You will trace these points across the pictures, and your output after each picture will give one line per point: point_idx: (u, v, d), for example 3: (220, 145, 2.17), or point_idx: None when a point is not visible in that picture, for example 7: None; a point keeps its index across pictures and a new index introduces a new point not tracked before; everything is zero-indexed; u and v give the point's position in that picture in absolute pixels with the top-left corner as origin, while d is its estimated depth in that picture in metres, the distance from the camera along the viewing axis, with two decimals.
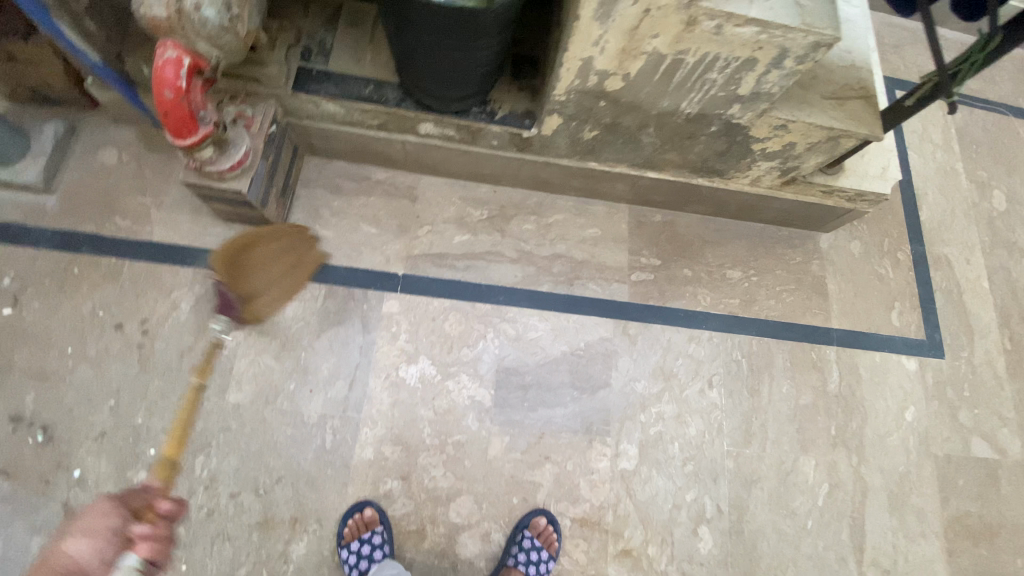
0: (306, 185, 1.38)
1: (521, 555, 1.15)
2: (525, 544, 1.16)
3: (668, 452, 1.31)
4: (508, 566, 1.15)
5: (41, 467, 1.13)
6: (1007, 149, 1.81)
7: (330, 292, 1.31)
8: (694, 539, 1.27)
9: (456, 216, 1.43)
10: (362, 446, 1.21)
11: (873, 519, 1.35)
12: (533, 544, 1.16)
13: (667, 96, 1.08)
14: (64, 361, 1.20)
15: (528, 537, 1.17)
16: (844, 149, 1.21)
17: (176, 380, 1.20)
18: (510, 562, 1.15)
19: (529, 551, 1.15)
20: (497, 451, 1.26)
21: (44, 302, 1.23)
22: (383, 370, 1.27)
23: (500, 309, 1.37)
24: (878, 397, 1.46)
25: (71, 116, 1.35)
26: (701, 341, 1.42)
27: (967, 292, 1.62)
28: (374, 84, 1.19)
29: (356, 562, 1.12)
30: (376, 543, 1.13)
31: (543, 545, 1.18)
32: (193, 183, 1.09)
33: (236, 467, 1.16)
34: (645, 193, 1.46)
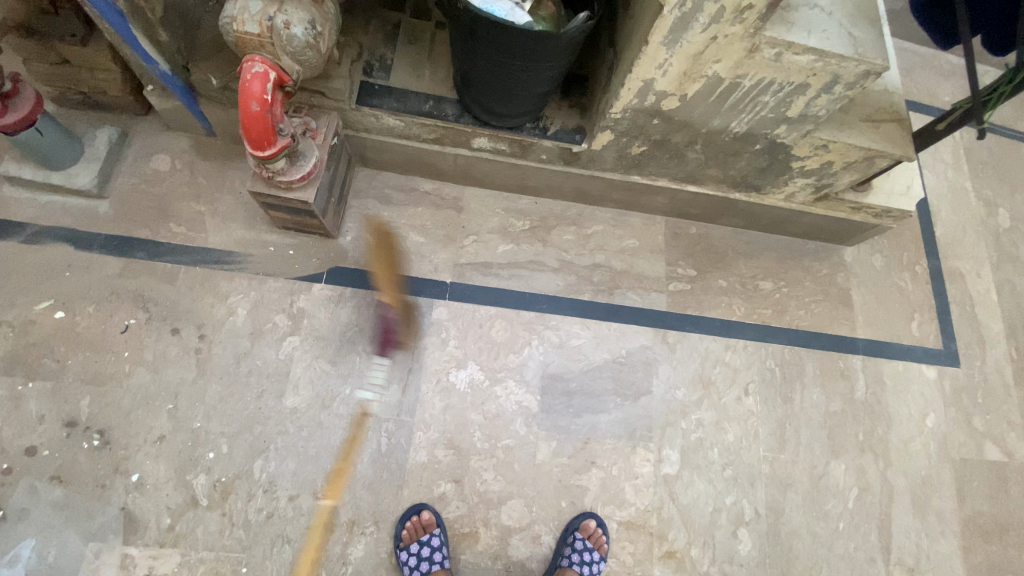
0: (357, 195, 1.41)
1: (575, 555, 1.17)
2: (577, 545, 1.19)
3: (708, 457, 1.36)
4: (563, 567, 1.17)
5: (98, 471, 1.12)
6: (1013, 169, 1.91)
7: (382, 299, 1.34)
8: (734, 541, 1.31)
9: (500, 226, 1.47)
10: (416, 450, 1.24)
11: (900, 522, 1.41)
12: (585, 546, 1.19)
13: (718, 115, 1.14)
14: (120, 365, 1.19)
15: (580, 538, 1.20)
16: (878, 169, 1.28)
17: (233, 385, 1.22)
18: (563, 563, 1.17)
19: (582, 552, 1.18)
20: (545, 455, 1.29)
21: (98, 305, 1.23)
22: (434, 376, 1.30)
23: (544, 317, 1.41)
24: (902, 404, 1.52)
25: (125, 123, 1.37)
26: (736, 349, 1.47)
27: (980, 304, 1.70)
28: (433, 100, 1.23)
29: (416, 564, 1.13)
30: (435, 545, 1.14)
31: (594, 547, 1.21)
32: (260, 192, 1.12)
33: (294, 470, 1.18)
34: (682, 206, 1.51)
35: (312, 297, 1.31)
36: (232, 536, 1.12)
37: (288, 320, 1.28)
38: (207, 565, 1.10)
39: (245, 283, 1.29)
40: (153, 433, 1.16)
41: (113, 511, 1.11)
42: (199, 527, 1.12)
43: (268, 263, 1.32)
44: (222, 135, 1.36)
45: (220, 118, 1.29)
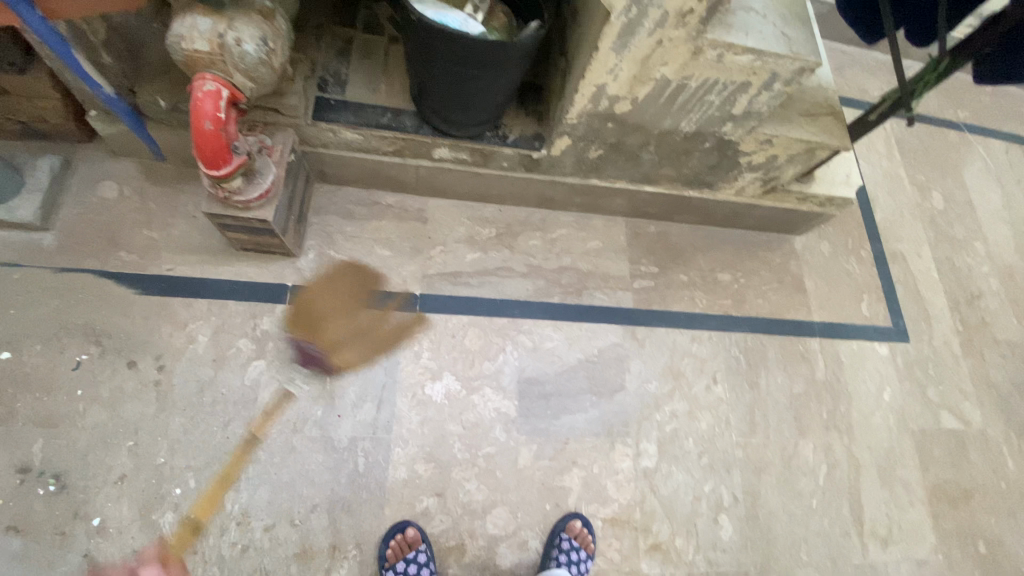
0: (318, 212, 1.39)
1: (562, 556, 1.17)
2: (564, 545, 1.19)
3: (685, 447, 1.39)
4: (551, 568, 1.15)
5: (54, 519, 1.05)
6: (937, 156, 2.07)
7: (351, 315, 1.32)
8: (716, 528, 1.33)
9: (466, 235, 1.48)
10: (396, 467, 1.21)
11: (868, 494, 1.48)
12: (571, 545, 1.19)
13: (669, 116, 1.19)
14: (73, 404, 1.13)
15: (566, 539, 1.20)
16: (819, 159, 1.36)
17: (198, 415, 1.16)
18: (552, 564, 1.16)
19: (569, 551, 1.18)
20: (526, 459, 1.29)
21: (46, 343, 1.16)
22: (409, 390, 1.29)
23: (516, 322, 1.43)
24: (859, 381, 1.61)
25: (67, 151, 1.31)
26: (703, 340, 1.53)
27: (921, 281, 1.82)
28: (391, 112, 1.23)
29: None
30: (422, 561, 1.13)
31: (581, 546, 1.21)
32: (216, 214, 1.09)
33: (268, 499, 1.13)
34: (642, 206, 1.56)
35: (277, 319, 1.28)
36: (206, 574, 1.06)
37: (253, 343, 1.24)
38: None
39: (205, 309, 1.25)
40: (114, 474, 1.09)
41: (74, 561, 1.03)
42: (169, 568, 1.06)
43: (229, 287, 1.28)
44: (173, 159, 1.32)
45: (170, 141, 1.25)
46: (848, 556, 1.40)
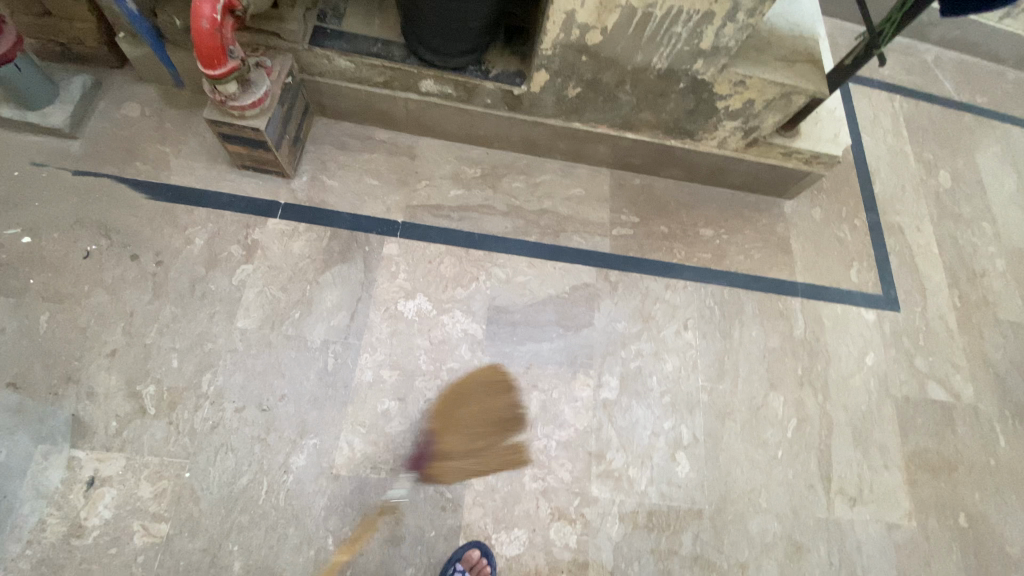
0: (315, 141, 1.51)
1: None
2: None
3: (647, 385, 1.42)
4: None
5: (51, 380, 1.17)
6: (948, 136, 2.03)
7: (335, 234, 1.42)
8: (672, 463, 1.34)
9: (452, 173, 1.56)
10: (362, 369, 1.29)
11: (839, 452, 1.44)
12: None
13: (640, 50, 1.23)
14: (80, 286, 1.26)
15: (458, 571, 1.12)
16: (797, 107, 1.37)
17: (188, 306, 1.28)
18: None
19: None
20: (488, 378, 1.35)
21: (63, 233, 1.30)
22: (383, 304, 1.37)
23: (493, 256, 1.49)
24: (841, 343, 1.58)
25: (99, 74, 1.47)
26: (677, 289, 1.54)
27: (919, 254, 1.78)
28: (382, 43, 1.33)
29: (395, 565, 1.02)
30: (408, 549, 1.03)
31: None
32: (215, 119, 1.21)
33: (242, 384, 1.22)
34: (625, 156, 1.60)
35: (267, 231, 1.38)
36: (177, 443, 1.16)
37: (243, 250, 1.35)
38: (151, 468, 1.13)
39: (204, 216, 1.37)
40: (108, 347, 1.21)
41: (64, 417, 1.15)
42: (145, 433, 1.16)
43: (227, 199, 1.40)
44: (190, 86, 1.47)
45: (185, 64, 1.39)
46: (812, 509, 1.37)
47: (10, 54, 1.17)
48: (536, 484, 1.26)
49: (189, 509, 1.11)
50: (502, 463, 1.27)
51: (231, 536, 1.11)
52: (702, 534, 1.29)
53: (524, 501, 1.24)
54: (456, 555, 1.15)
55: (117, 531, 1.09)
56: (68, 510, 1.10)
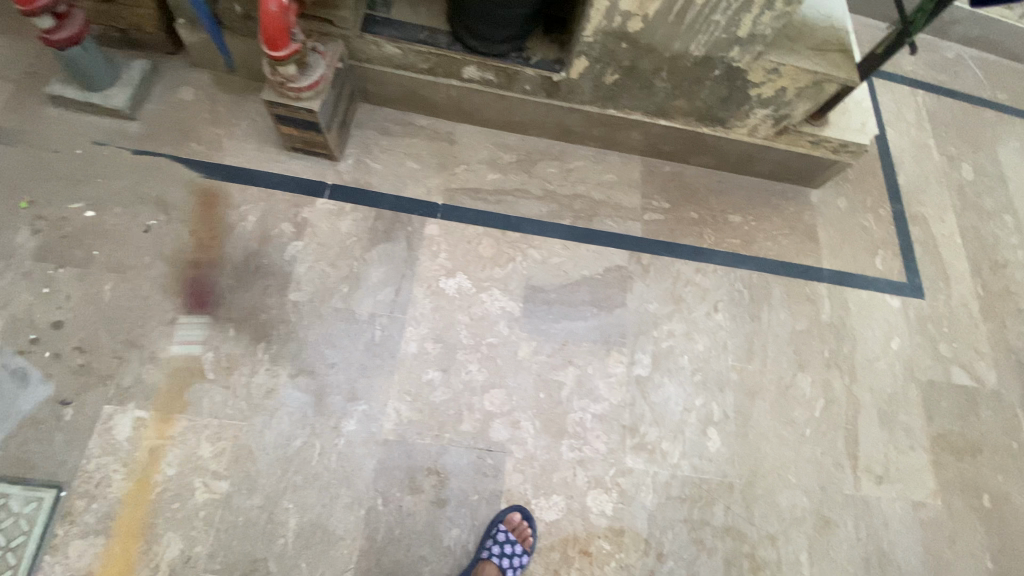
0: (359, 126, 1.57)
1: (495, 547, 1.14)
2: (499, 537, 1.16)
3: (678, 363, 1.46)
4: (483, 559, 1.15)
5: (115, 345, 1.24)
6: (971, 131, 2.06)
7: (379, 215, 1.47)
8: (704, 438, 1.38)
9: (489, 158, 1.61)
10: (407, 341, 1.35)
11: (866, 432, 1.48)
12: (507, 538, 1.16)
13: (679, 38, 1.28)
14: (141, 258, 1.32)
15: (502, 530, 1.17)
16: (828, 95, 1.42)
17: (242, 278, 1.34)
18: (484, 556, 1.15)
19: (503, 544, 1.15)
20: (525, 353, 1.40)
21: (124, 209, 1.37)
22: (426, 281, 1.43)
23: (529, 238, 1.54)
24: (866, 328, 1.61)
25: (156, 60, 1.54)
26: (707, 273, 1.58)
27: (942, 244, 1.81)
28: (428, 31, 1.39)
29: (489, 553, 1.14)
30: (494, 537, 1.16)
31: (517, 539, 1.18)
32: (272, 100, 1.28)
33: (295, 352, 1.28)
34: (657, 143, 1.64)
35: (315, 210, 1.44)
36: (235, 406, 1.22)
37: (293, 228, 1.41)
38: (211, 429, 1.19)
39: (256, 195, 1.43)
40: (168, 315, 1.28)
41: (127, 380, 1.21)
42: (204, 397, 1.22)
43: (278, 179, 1.46)
44: (241, 72, 1.54)
45: (239, 50, 1.46)
46: (839, 486, 1.40)
47: (79, 32, 1.26)
48: (572, 454, 1.31)
49: (247, 467, 1.17)
50: (442, 430, 1.27)
51: (287, 494, 1.16)
52: (733, 505, 1.33)
53: (562, 469, 1.29)
54: (498, 517, 1.21)
55: (180, 487, 1.15)
56: (132, 467, 1.15)
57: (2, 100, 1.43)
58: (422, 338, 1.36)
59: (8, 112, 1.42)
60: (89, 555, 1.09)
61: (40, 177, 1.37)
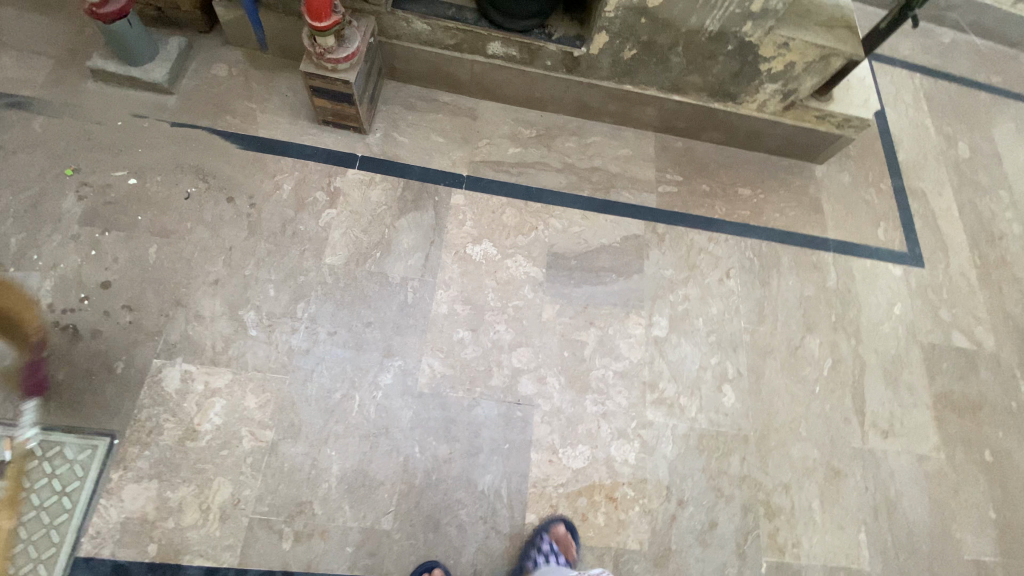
0: (386, 102, 1.63)
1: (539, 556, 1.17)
2: (543, 547, 1.19)
3: (694, 325, 1.53)
4: (529, 570, 1.17)
5: (162, 303, 1.30)
6: (966, 112, 2.15)
7: (407, 185, 1.54)
8: (719, 394, 1.46)
9: (510, 133, 1.68)
10: (438, 303, 1.41)
11: (872, 390, 1.55)
12: (551, 549, 1.19)
13: (695, 13, 1.35)
14: (183, 224, 1.38)
15: (547, 541, 1.20)
16: (834, 70, 1.49)
17: (280, 243, 1.40)
18: (529, 566, 1.17)
19: (548, 554, 1.18)
20: (549, 314, 1.47)
21: (165, 177, 1.42)
22: (454, 247, 1.49)
23: (550, 208, 1.61)
24: (871, 294, 1.69)
25: (190, 38, 1.60)
26: (720, 242, 1.66)
27: (941, 217, 1.89)
28: (456, 8, 1.46)
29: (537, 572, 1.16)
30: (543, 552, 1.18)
31: (561, 552, 1.20)
32: (310, 72, 1.34)
33: (332, 311, 1.35)
34: (670, 119, 1.72)
35: (347, 179, 1.51)
36: (278, 360, 1.28)
37: (327, 196, 1.48)
38: (255, 382, 1.25)
39: (291, 165, 1.50)
40: (211, 277, 1.34)
41: (174, 336, 1.27)
42: (248, 351, 1.28)
43: (310, 151, 1.52)
44: (273, 49, 1.60)
45: (273, 28, 1.52)
46: (848, 439, 1.48)
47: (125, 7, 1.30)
48: (596, 408, 1.38)
49: (291, 418, 1.23)
50: (471, 385, 1.33)
51: (329, 442, 1.22)
52: (748, 457, 1.40)
53: (587, 422, 1.36)
54: (542, 528, 1.23)
55: (228, 435, 1.21)
56: (182, 416, 1.21)
57: (44, 74, 1.49)
58: (451, 300, 1.42)
59: (51, 86, 1.47)
60: (143, 498, 1.14)
61: (83, 146, 1.42)
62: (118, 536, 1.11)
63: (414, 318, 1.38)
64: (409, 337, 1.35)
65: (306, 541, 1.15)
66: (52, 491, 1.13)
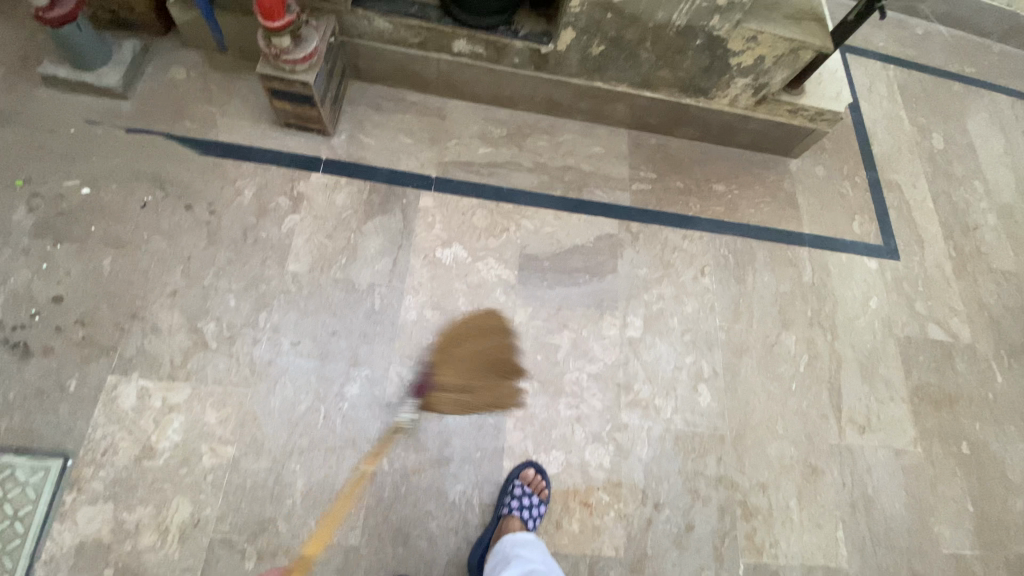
0: (351, 103, 1.59)
1: (514, 502, 1.19)
2: (516, 492, 1.21)
3: (669, 324, 1.51)
4: (505, 516, 1.18)
5: (117, 316, 1.25)
6: (941, 103, 2.14)
7: (374, 188, 1.50)
8: (695, 394, 1.44)
9: (480, 132, 1.65)
10: (407, 309, 1.38)
11: (849, 386, 1.54)
12: (523, 491, 1.21)
13: (662, 7, 1.33)
14: (139, 234, 1.33)
15: (518, 485, 1.22)
16: (804, 63, 1.47)
17: (241, 251, 1.36)
18: (505, 512, 1.18)
19: (521, 497, 1.20)
20: (522, 318, 1.44)
21: (121, 185, 1.37)
22: (422, 251, 1.46)
23: (522, 209, 1.58)
24: (847, 288, 1.68)
25: (145, 40, 1.55)
26: (694, 239, 1.64)
27: (916, 209, 1.89)
28: (419, 6, 1.43)
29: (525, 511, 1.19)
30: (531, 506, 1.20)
31: (534, 492, 1.23)
32: (267, 73, 1.30)
33: (296, 321, 1.31)
34: (642, 115, 1.70)
35: (311, 184, 1.47)
36: (238, 373, 1.24)
37: (289, 201, 1.43)
38: (216, 396, 1.21)
39: (252, 170, 1.45)
40: (169, 288, 1.29)
41: (129, 351, 1.23)
42: (208, 365, 1.23)
43: (273, 155, 1.48)
44: (233, 50, 1.55)
45: (230, 29, 1.47)
46: (825, 436, 1.47)
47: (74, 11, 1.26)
48: (570, 412, 1.35)
49: (252, 432, 1.20)
50: (442, 393, 1.30)
51: (294, 457, 1.19)
52: (725, 457, 1.39)
53: (561, 426, 1.34)
54: (513, 474, 1.25)
55: (187, 453, 1.17)
56: (139, 434, 1.17)
57: None
58: (419, 306, 1.39)
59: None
60: (99, 521, 1.10)
61: (33, 155, 1.37)
62: (72, 561, 1.07)
63: (382, 325, 1.34)
64: (378, 343, 1.32)
65: (270, 559, 1.12)
66: (3, 515, 1.09)
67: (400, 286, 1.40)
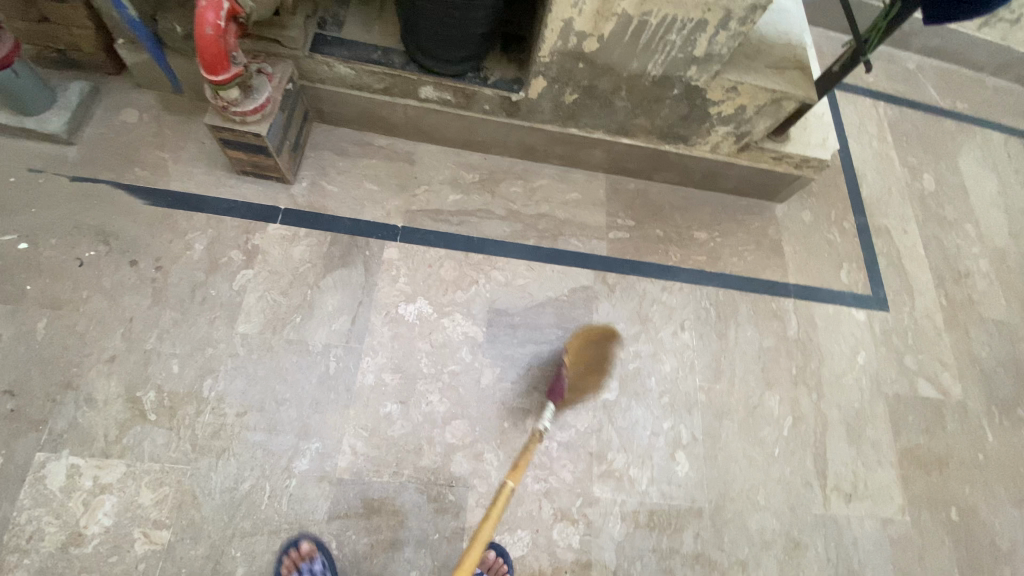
0: (314, 148, 1.52)
1: None
2: None
3: (645, 385, 1.43)
4: None
5: (49, 385, 1.17)
6: (932, 142, 2.08)
7: (335, 240, 1.42)
8: (672, 463, 1.36)
9: (451, 178, 1.57)
10: (363, 373, 1.29)
11: (835, 450, 1.47)
12: None
13: (636, 58, 1.26)
14: (78, 293, 1.25)
15: None
16: (787, 113, 1.40)
17: (188, 311, 1.27)
18: None
19: None
20: (489, 380, 1.36)
21: (62, 239, 1.29)
22: (384, 308, 1.38)
23: (492, 260, 1.50)
24: (833, 343, 1.61)
25: (96, 81, 1.47)
26: (673, 291, 1.57)
27: (906, 256, 1.82)
28: (381, 50, 1.35)
29: None
30: None
31: None
32: (216, 125, 1.22)
33: (243, 388, 1.23)
34: (620, 160, 1.63)
35: (267, 236, 1.39)
36: (177, 449, 1.15)
37: (243, 255, 1.36)
38: (152, 475, 1.13)
39: (204, 222, 1.37)
40: (107, 353, 1.21)
41: (60, 424, 1.14)
42: (146, 440, 1.15)
43: (228, 205, 1.40)
44: (188, 92, 1.47)
45: (183, 72, 1.39)
46: (808, 506, 1.39)
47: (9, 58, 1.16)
48: (537, 485, 1.27)
49: (191, 514, 1.11)
50: (399, 466, 1.22)
51: (234, 542, 1.11)
52: (702, 532, 1.31)
53: (527, 502, 1.25)
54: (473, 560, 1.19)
55: (117, 539, 1.08)
56: (67, 518, 1.08)
57: None
58: (377, 369, 1.31)
59: None
60: None
61: None
62: None
63: (337, 392, 1.26)
64: (331, 413, 1.24)
65: None
66: None
67: (357, 348, 1.32)
